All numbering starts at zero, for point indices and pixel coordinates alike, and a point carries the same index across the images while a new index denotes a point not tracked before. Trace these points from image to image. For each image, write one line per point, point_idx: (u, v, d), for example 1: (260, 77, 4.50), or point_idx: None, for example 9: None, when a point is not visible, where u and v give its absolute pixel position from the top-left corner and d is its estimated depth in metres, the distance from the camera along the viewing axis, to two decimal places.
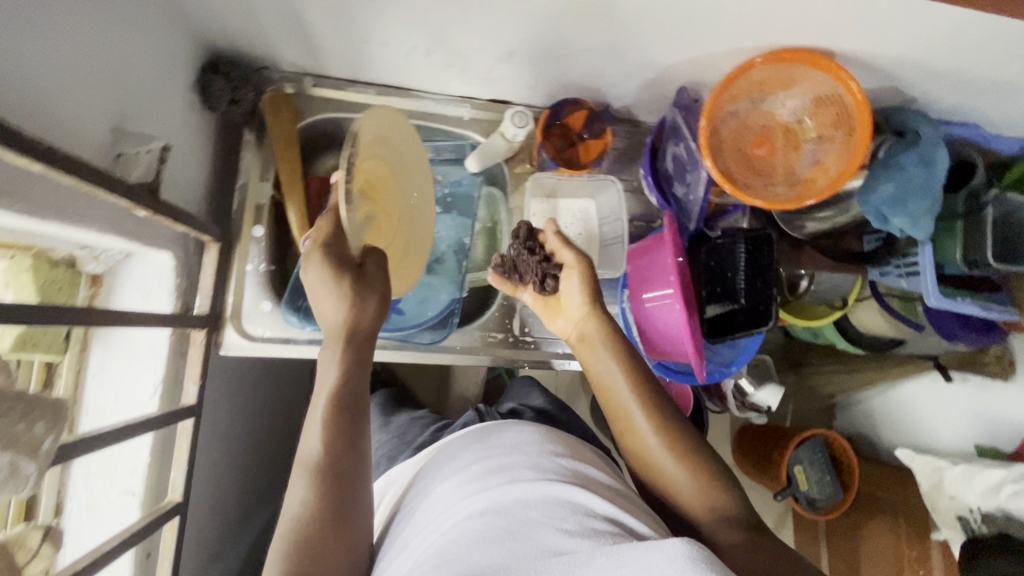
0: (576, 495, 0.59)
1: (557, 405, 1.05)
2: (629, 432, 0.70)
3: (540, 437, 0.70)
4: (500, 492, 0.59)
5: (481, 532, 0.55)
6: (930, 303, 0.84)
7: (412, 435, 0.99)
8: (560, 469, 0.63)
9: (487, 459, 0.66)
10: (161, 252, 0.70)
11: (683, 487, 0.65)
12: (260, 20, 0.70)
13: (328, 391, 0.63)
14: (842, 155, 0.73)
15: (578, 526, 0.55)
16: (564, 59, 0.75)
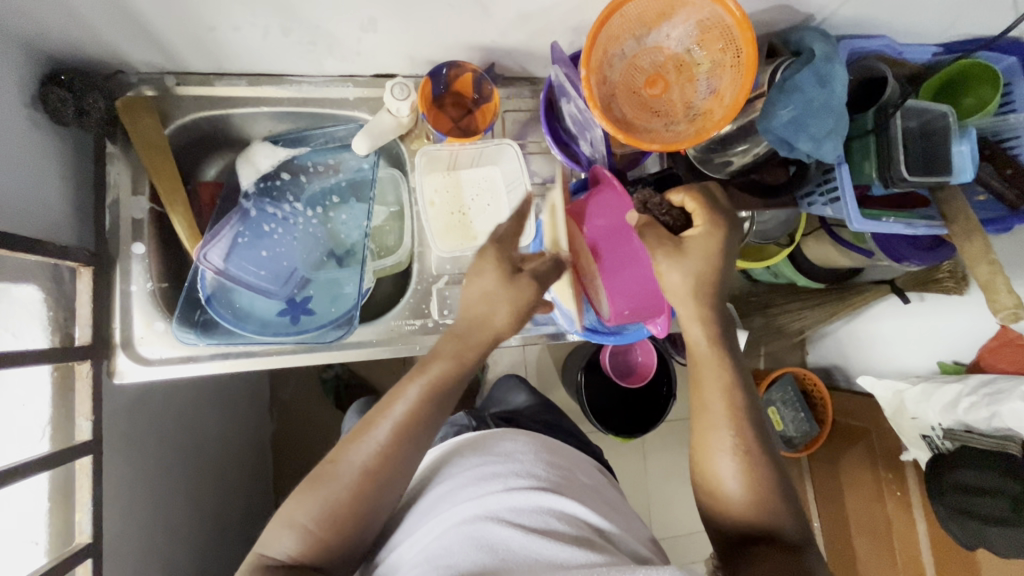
0: (565, 505, 0.64)
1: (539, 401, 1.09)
2: (700, 413, 0.61)
3: (535, 448, 0.75)
4: (493, 500, 0.62)
5: (470, 538, 0.57)
6: (853, 227, 0.81)
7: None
8: (547, 479, 0.68)
9: (483, 465, 0.69)
10: (27, 286, 0.64)
11: (735, 487, 0.58)
12: (88, 19, 0.63)
13: (389, 430, 0.58)
14: (735, 80, 0.69)
15: (564, 533, 0.59)
16: (430, 20, 0.70)
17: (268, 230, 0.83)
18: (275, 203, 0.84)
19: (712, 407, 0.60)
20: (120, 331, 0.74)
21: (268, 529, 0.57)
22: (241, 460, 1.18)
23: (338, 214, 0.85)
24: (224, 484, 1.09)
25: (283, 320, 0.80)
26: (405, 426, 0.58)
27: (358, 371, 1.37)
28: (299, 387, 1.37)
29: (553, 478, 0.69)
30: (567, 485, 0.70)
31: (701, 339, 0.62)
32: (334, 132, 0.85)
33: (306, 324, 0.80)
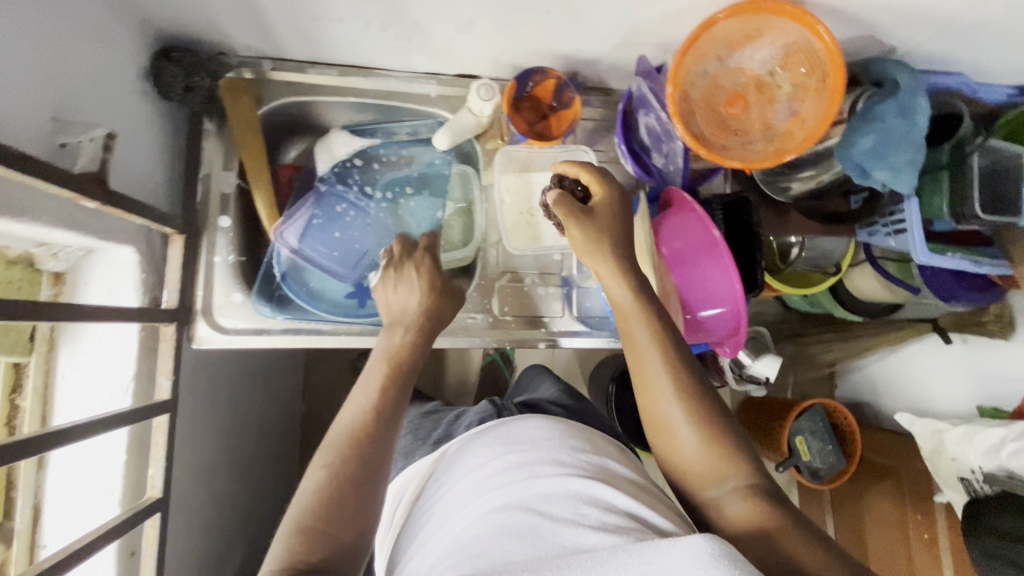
0: (599, 490, 0.56)
1: (570, 393, 0.99)
2: (660, 429, 0.58)
3: (563, 430, 0.65)
4: (522, 489, 0.55)
5: (502, 527, 0.52)
6: (919, 260, 0.82)
7: (425, 430, 0.92)
8: (585, 465, 0.60)
9: (507, 454, 0.61)
10: (123, 247, 0.68)
11: (728, 497, 0.54)
12: (206, 2, 0.67)
13: (361, 412, 0.57)
14: (818, 104, 0.70)
15: (598, 522, 0.52)
16: (525, 25, 0.73)
17: (340, 210, 0.86)
18: (347, 187, 0.87)
19: (671, 418, 0.57)
20: (201, 298, 0.77)
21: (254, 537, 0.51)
22: (278, 437, 1.21)
23: (408, 204, 0.89)
24: (263, 458, 1.12)
25: (351, 302, 0.83)
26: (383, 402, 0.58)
27: None
28: (330, 372, 1.40)
29: (584, 463, 0.60)
30: (605, 470, 0.61)
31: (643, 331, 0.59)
32: (417, 126, 0.90)
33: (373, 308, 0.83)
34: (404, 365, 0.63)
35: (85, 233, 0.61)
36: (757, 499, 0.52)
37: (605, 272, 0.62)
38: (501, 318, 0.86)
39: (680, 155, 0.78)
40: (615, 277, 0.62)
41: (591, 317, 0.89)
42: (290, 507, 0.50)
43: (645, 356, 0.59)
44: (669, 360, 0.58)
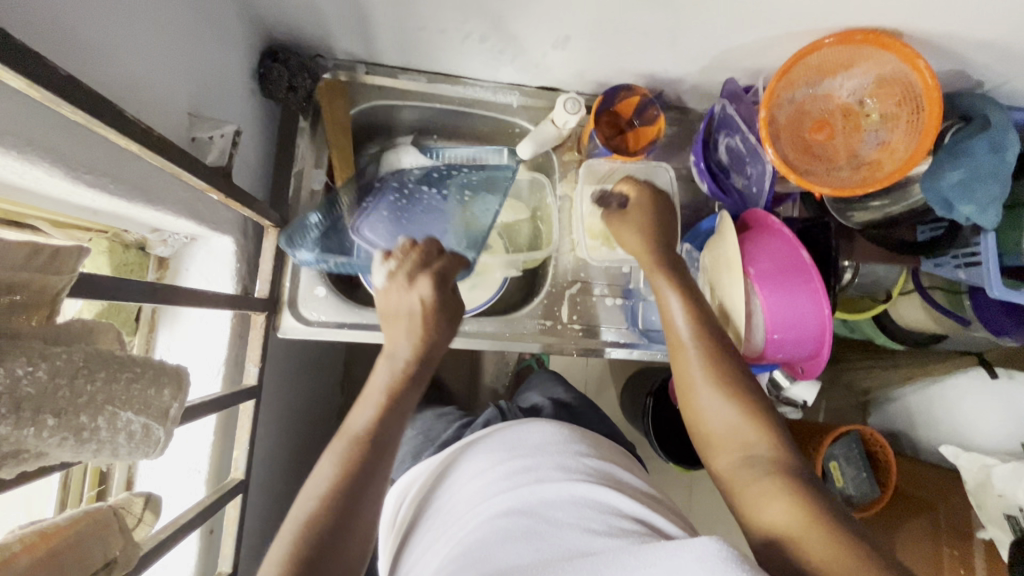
0: (602, 496, 0.57)
1: (581, 399, 0.95)
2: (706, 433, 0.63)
3: (569, 436, 0.69)
4: (526, 492, 0.57)
5: (503, 530, 0.53)
6: (991, 294, 0.80)
7: (437, 430, 0.92)
8: (589, 471, 0.62)
9: (513, 458, 0.63)
10: (223, 237, 0.71)
11: (761, 500, 0.54)
12: (321, 9, 0.70)
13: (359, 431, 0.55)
14: (909, 135, 0.70)
15: (606, 526, 0.53)
16: (620, 43, 0.75)
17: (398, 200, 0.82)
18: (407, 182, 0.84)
19: (724, 437, 0.61)
20: (288, 289, 0.79)
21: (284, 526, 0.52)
22: (324, 430, 1.22)
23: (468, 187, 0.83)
24: (314, 449, 1.13)
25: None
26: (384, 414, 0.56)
27: None
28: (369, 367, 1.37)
29: (591, 470, 0.62)
30: (611, 478, 0.62)
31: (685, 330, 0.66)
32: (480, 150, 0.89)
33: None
34: (420, 374, 0.60)
35: (201, 222, 0.63)
36: (790, 500, 0.52)
37: (665, 302, 0.69)
38: (569, 326, 0.88)
39: (767, 177, 0.78)
40: (676, 307, 0.68)
41: (653, 329, 0.89)
42: (304, 502, 0.52)
43: (693, 373, 0.64)
44: (712, 364, 0.64)
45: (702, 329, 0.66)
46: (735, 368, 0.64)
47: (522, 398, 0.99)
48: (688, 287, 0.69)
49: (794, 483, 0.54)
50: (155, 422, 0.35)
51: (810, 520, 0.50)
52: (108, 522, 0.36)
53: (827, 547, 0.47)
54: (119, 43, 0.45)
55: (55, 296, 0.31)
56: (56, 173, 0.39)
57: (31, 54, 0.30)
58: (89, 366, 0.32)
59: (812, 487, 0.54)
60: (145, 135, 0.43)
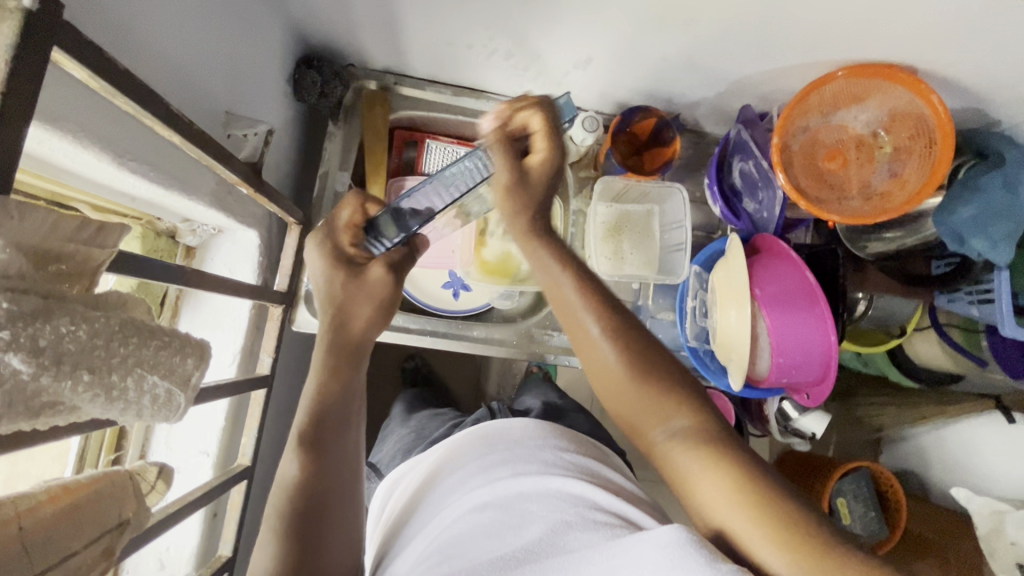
0: (577, 488, 0.58)
1: (574, 403, 0.97)
2: (641, 420, 0.52)
3: (549, 433, 0.71)
4: (501, 487, 0.59)
5: (479, 525, 0.55)
6: (1004, 332, 0.79)
7: (431, 428, 0.95)
8: (568, 466, 0.64)
9: (489, 458, 0.66)
10: (248, 230, 0.74)
11: (687, 475, 0.49)
12: (357, 22, 0.74)
13: (301, 425, 0.57)
14: (922, 168, 0.72)
15: (579, 517, 0.54)
16: (640, 65, 0.77)
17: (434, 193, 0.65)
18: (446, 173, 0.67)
19: (635, 412, 0.52)
20: (306, 285, 0.82)
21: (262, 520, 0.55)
22: None
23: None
24: None
25: (446, 292, 0.92)
26: (331, 403, 0.58)
27: (437, 367, 1.41)
28: (379, 370, 1.39)
29: (565, 464, 0.64)
30: (587, 472, 0.64)
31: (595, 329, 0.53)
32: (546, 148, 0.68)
33: (464, 301, 0.92)
34: (338, 352, 0.60)
35: (230, 214, 0.67)
36: (715, 471, 0.47)
37: (578, 324, 0.54)
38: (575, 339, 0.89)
39: (777, 204, 0.80)
40: (592, 325, 0.54)
41: (659, 347, 0.90)
42: (277, 495, 0.56)
43: (615, 374, 0.53)
44: (623, 378, 0.52)
45: (610, 339, 0.53)
46: (638, 344, 0.54)
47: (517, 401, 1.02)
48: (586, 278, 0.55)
49: (721, 448, 0.49)
50: (178, 389, 0.34)
51: (741, 492, 0.46)
52: (123, 485, 0.38)
53: (759, 526, 0.44)
54: (168, 42, 0.49)
55: (96, 269, 0.33)
56: (103, 158, 0.43)
57: (94, 49, 0.34)
58: (123, 329, 0.31)
59: (734, 446, 0.49)
60: (188, 127, 0.46)
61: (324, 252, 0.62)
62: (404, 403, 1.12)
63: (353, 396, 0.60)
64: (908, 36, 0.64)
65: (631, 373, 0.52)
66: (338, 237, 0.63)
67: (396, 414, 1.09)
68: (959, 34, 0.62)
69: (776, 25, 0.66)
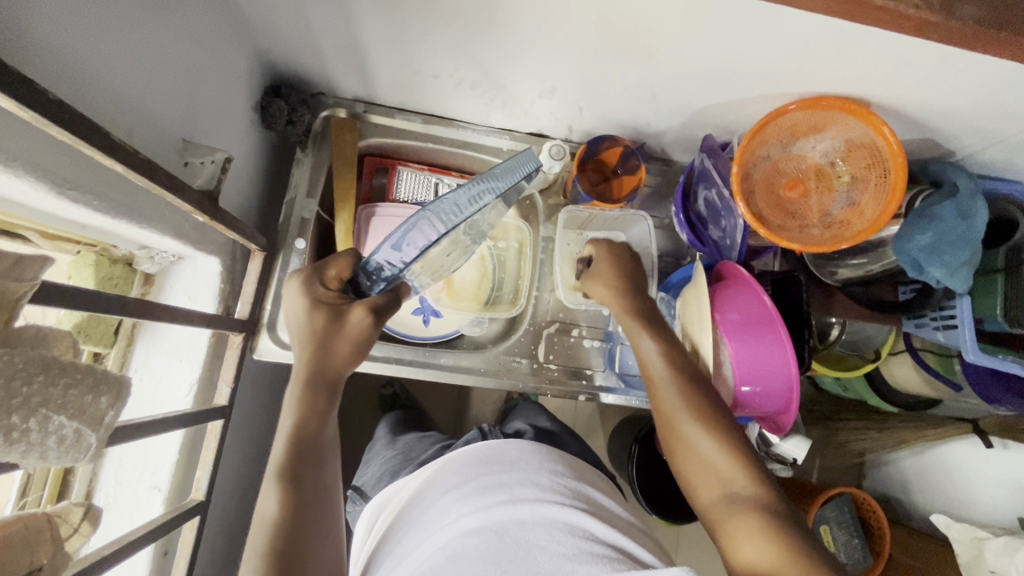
0: (574, 518, 0.59)
1: (563, 428, 0.97)
2: (680, 447, 0.65)
3: (544, 455, 0.70)
4: (499, 511, 0.58)
5: (477, 548, 0.54)
6: (969, 359, 0.80)
7: (418, 451, 0.93)
8: (561, 491, 0.64)
9: (487, 475, 0.65)
10: (209, 257, 0.73)
11: (737, 537, 0.57)
12: (322, 53, 0.75)
13: (279, 460, 0.56)
14: (877, 197, 0.73)
15: (574, 550, 0.54)
16: (603, 95, 0.79)
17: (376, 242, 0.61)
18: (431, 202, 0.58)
19: (698, 469, 0.63)
20: (268, 312, 0.80)
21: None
22: None
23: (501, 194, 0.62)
24: None
25: (416, 319, 0.89)
26: (301, 436, 0.57)
27: (414, 394, 1.39)
28: (356, 398, 1.36)
29: (559, 487, 0.64)
30: (577, 494, 0.65)
31: (673, 393, 0.66)
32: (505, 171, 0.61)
33: (435, 328, 0.90)
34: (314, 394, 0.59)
35: (188, 241, 0.66)
36: (774, 544, 0.54)
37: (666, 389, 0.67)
38: (545, 366, 0.88)
39: (737, 230, 0.80)
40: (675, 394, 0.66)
41: (631, 374, 0.89)
42: (257, 532, 0.53)
43: (687, 436, 0.64)
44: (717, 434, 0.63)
45: (681, 387, 0.66)
46: (725, 427, 0.63)
47: (506, 425, 1.00)
48: (671, 341, 0.70)
49: (781, 527, 0.55)
50: (88, 429, 0.33)
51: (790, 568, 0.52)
52: (37, 530, 0.36)
53: None
54: (115, 74, 0.49)
55: (14, 303, 0.32)
56: (39, 186, 0.42)
57: (18, 79, 0.33)
58: (28, 366, 0.30)
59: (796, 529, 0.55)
60: (129, 157, 0.45)
61: (302, 290, 0.62)
62: (388, 425, 1.10)
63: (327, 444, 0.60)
64: (858, 72, 0.65)
65: (716, 426, 0.63)
66: (322, 286, 0.63)
67: (379, 438, 1.06)
68: (907, 71, 0.63)
69: (729, 62, 0.67)
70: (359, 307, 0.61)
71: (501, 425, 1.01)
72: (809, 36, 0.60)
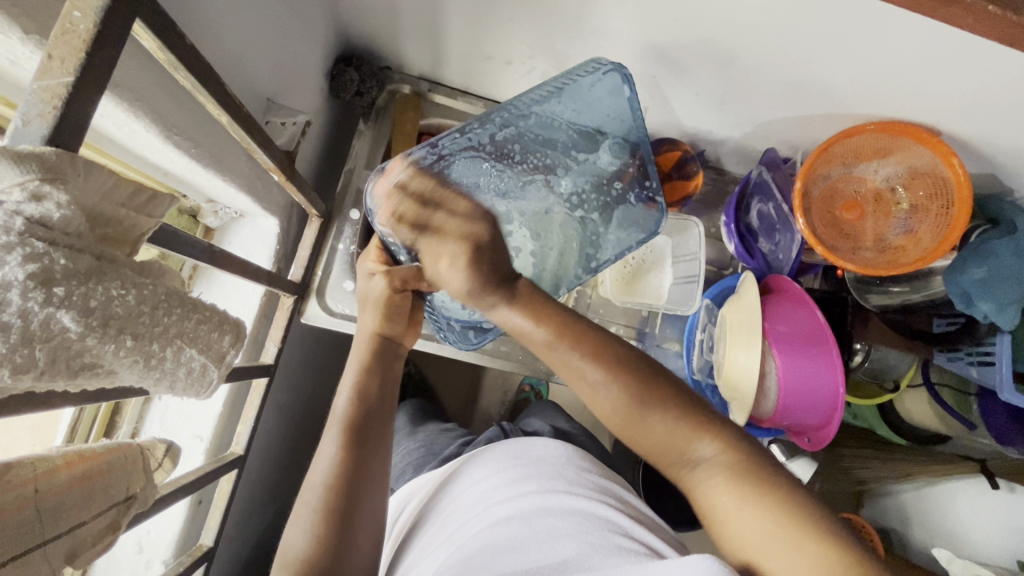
0: (603, 513, 0.59)
1: (582, 430, 0.98)
2: (622, 421, 0.51)
3: (570, 451, 0.71)
4: (526, 501, 0.60)
5: (502, 536, 0.55)
6: (1003, 397, 0.80)
7: (440, 445, 0.94)
8: (590, 485, 0.65)
9: (514, 468, 0.67)
10: (269, 217, 0.74)
11: (721, 505, 0.48)
12: (400, 28, 0.76)
13: (343, 416, 0.61)
14: (936, 226, 0.74)
15: (605, 539, 0.55)
16: (672, 98, 0.80)
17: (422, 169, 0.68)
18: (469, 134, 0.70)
19: (648, 445, 0.51)
20: (319, 278, 0.81)
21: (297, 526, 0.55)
22: None
23: (568, 184, 0.78)
24: None
25: None
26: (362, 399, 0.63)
27: (429, 378, 1.40)
28: None
29: (587, 482, 0.65)
30: (603, 489, 0.66)
31: (593, 373, 0.51)
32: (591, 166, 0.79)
33: None
34: (376, 350, 0.66)
35: (256, 199, 0.67)
36: (751, 498, 0.47)
37: (562, 363, 0.53)
38: None
39: (793, 246, 0.81)
40: (580, 363, 0.52)
41: None
42: (309, 493, 0.57)
43: (626, 413, 0.50)
44: (628, 402, 0.50)
45: (601, 364, 0.51)
46: (631, 367, 0.51)
47: (523, 422, 1.02)
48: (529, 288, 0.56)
49: (767, 489, 0.47)
50: (212, 363, 0.35)
51: (785, 519, 0.45)
52: (134, 459, 0.38)
53: (801, 558, 0.43)
54: (222, 23, 0.49)
55: (139, 236, 0.32)
56: (151, 128, 0.43)
57: (165, 18, 0.34)
58: (168, 299, 0.31)
59: (786, 485, 0.47)
60: (235, 107, 0.45)
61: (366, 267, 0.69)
62: (407, 414, 1.10)
63: (387, 387, 0.65)
64: (936, 99, 0.66)
65: (629, 382, 0.51)
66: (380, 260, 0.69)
67: (400, 426, 1.07)
68: (985, 104, 0.64)
69: (807, 76, 0.68)
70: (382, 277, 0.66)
71: (517, 423, 1.03)
72: (896, 58, 0.61)
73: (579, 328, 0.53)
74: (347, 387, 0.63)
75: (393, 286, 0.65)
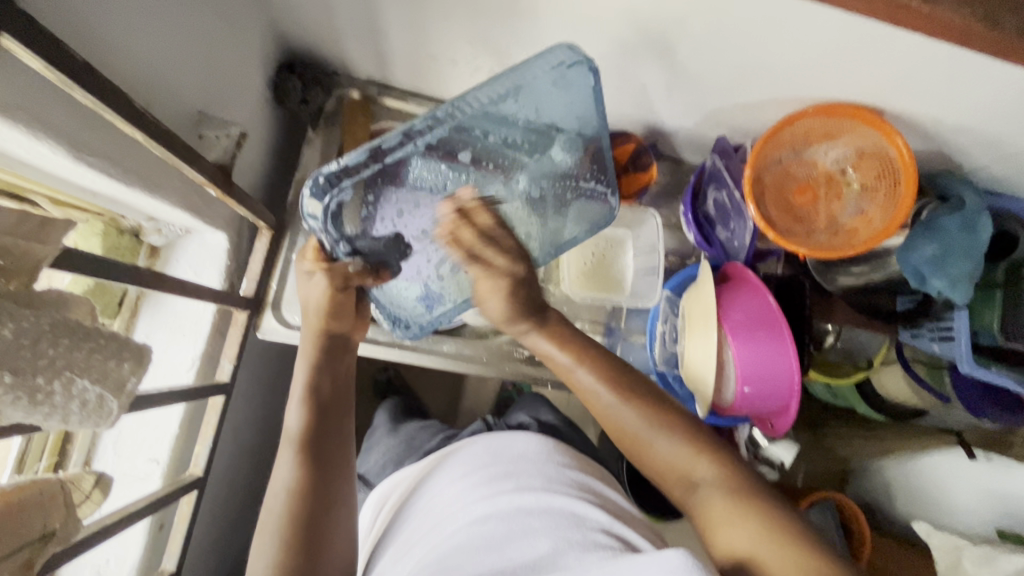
0: (580, 508, 0.59)
1: (568, 423, 0.97)
2: (632, 442, 0.58)
3: (551, 448, 0.70)
4: (504, 499, 0.59)
5: (479, 538, 0.55)
6: (962, 370, 0.80)
7: (421, 440, 0.93)
8: (570, 482, 0.64)
9: (495, 467, 0.66)
10: (217, 232, 0.72)
11: (715, 516, 0.51)
12: (340, 31, 0.74)
13: (299, 431, 0.59)
14: (885, 207, 0.74)
15: (583, 537, 0.54)
16: (620, 90, 0.79)
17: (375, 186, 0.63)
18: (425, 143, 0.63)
19: (659, 463, 0.56)
20: (274, 291, 0.79)
21: (260, 541, 0.54)
22: None
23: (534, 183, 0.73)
24: None
25: None
26: (318, 410, 0.61)
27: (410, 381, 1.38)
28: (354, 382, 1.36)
29: (568, 480, 0.64)
30: (582, 483, 0.65)
31: (588, 378, 0.60)
32: (544, 134, 0.70)
33: None
34: (325, 347, 0.63)
35: (197, 215, 0.65)
36: (745, 517, 0.49)
37: (579, 383, 0.61)
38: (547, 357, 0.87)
39: (747, 233, 0.80)
40: (597, 386, 0.60)
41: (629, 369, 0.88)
42: (270, 503, 0.56)
43: (636, 436, 0.57)
44: (637, 428, 0.57)
45: (613, 386, 0.59)
46: (639, 389, 0.59)
47: (509, 416, 1.01)
48: (557, 326, 0.64)
49: (758, 503, 0.50)
50: (110, 394, 0.35)
51: (769, 528, 0.48)
52: (51, 494, 0.37)
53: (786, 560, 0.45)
54: (128, 37, 0.48)
55: (34, 265, 0.31)
56: (54, 148, 0.41)
57: (42, 34, 0.33)
58: (54, 329, 0.32)
59: (785, 511, 0.50)
60: (149, 124, 0.44)
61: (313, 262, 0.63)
62: (388, 412, 1.08)
63: (342, 380, 0.64)
64: (874, 79, 0.66)
65: (639, 397, 0.58)
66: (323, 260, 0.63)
67: (380, 422, 1.05)
68: (924, 81, 0.64)
69: (748, 62, 0.67)
70: (324, 278, 0.62)
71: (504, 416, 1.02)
72: (828, 40, 0.61)
73: (596, 355, 0.62)
74: (297, 400, 0.60)
75: (335, 286, 0.62)
